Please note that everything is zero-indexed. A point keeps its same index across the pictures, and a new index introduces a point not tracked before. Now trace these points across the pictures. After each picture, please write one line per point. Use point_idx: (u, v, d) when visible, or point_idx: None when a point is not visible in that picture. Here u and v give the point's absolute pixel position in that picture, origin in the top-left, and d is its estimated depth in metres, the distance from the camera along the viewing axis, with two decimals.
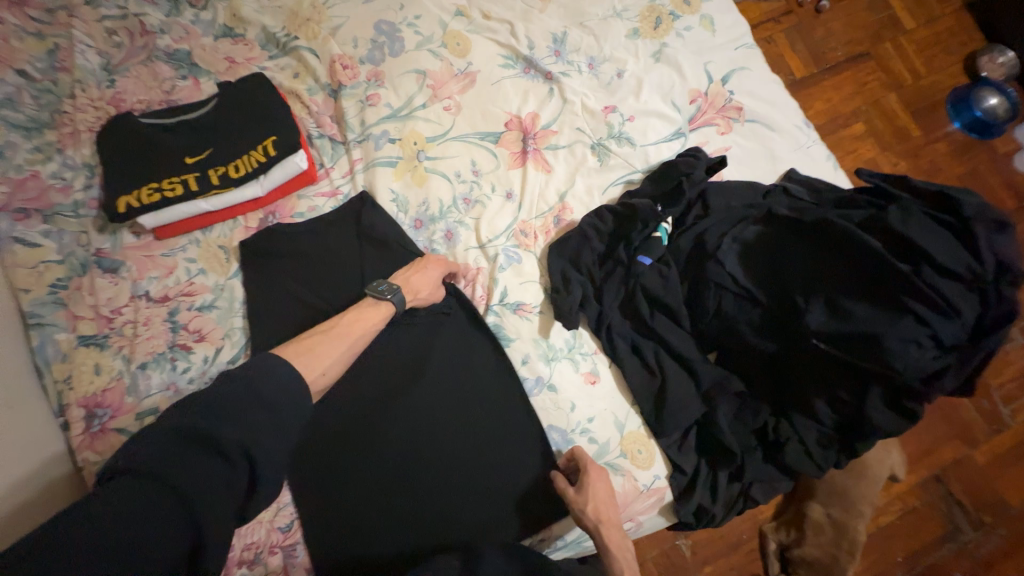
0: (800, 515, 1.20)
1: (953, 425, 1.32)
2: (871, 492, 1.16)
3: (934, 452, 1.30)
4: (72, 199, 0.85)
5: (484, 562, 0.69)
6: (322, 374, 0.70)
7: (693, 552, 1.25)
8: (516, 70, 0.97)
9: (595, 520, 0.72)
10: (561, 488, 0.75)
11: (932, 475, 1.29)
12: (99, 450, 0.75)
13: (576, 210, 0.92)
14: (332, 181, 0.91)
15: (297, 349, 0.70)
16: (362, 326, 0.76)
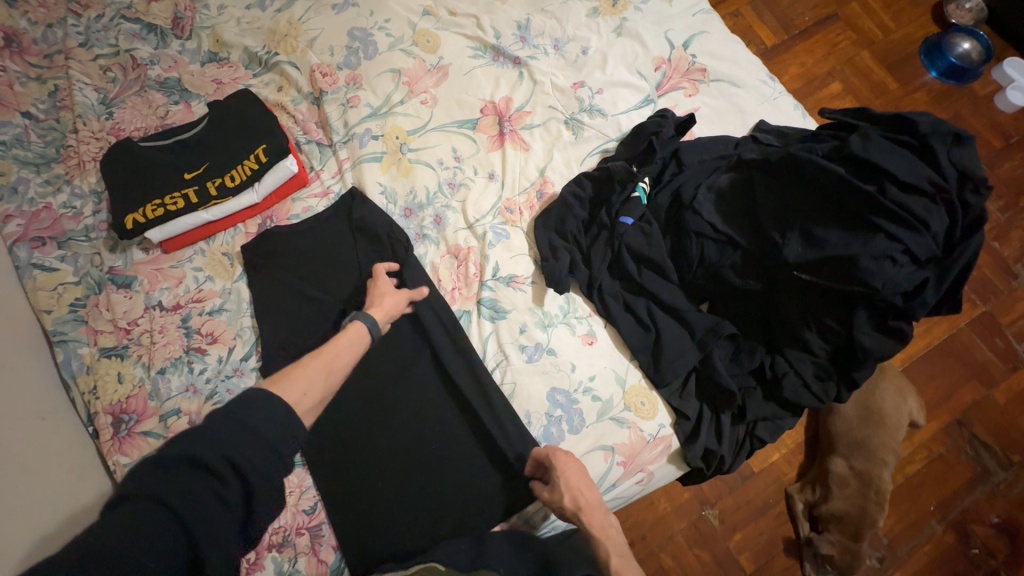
0: (824, 472, 1.19)
1: (968, 368, 1.31)
2: (892, 440, 1.15)
3: (954, 396, 1.30)
4: (83, 225, 0.91)
5: (493, 546, 0.75)
6: (303, 395, 0.68)
7: (721, 522, 1.24)
8: (485, 59, 1.02)
9: (574, 508, 0.74)
10: (538, 493, 0.77)
11: (953, 419, 1.28)
12: (128, 453, 0.79)
13: (557, 183, 0.96)
14: (323, 181, 0.96)
15: (293, 366, 0.71)
16: (344, 344, 0.77)
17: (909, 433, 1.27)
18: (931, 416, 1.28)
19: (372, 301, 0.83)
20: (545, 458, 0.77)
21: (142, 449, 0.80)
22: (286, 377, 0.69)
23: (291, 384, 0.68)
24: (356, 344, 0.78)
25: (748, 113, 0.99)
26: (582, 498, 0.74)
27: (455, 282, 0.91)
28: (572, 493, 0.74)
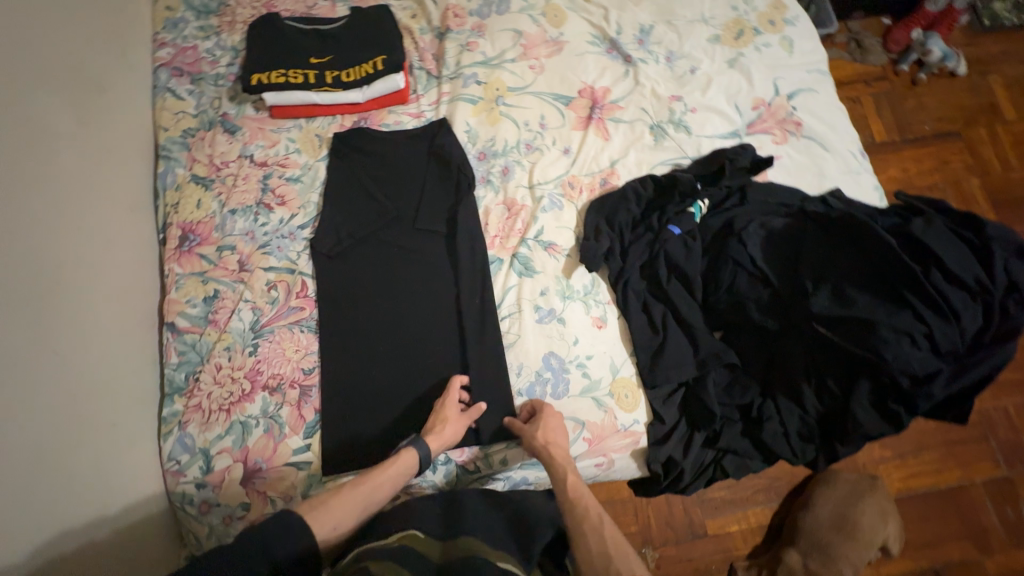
0: (775, 560, 1.17)
1: (966, 525, 1.24)
2: (857, 557, 1.11)
3: (940, 547, 1.23)
4: (215, 72, 1.04)
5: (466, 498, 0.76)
6: (333, 530, 0.65)
7: (657, 567, 1.22)
8: (600, 48, 1.08)
9: (543, 441, 0.78)
10: (514, 428, 0.82)
11: (930, 568, 1.22)
12: (184, 265, 0.91)
13: (622, 177, 1.00)
14: (420, 105, 1.05)
15: (336, 491, 0.68)
16: (395, 471, 0.73)
17: (879, 561, 1.22)
18: (909, 553, 1.22)
19: (434, 425, 0.80)
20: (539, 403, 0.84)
21: (195, 267, 0.92)
22: (324, 506, 0.66)
23: (327, 517, 0.65)
24: (404, 472, 0.74)
25: (826, 176, 1.00)
26: (554, 440, 0.79)
27: (501, 231, 0.97)
28: (549, 429, 0.80)
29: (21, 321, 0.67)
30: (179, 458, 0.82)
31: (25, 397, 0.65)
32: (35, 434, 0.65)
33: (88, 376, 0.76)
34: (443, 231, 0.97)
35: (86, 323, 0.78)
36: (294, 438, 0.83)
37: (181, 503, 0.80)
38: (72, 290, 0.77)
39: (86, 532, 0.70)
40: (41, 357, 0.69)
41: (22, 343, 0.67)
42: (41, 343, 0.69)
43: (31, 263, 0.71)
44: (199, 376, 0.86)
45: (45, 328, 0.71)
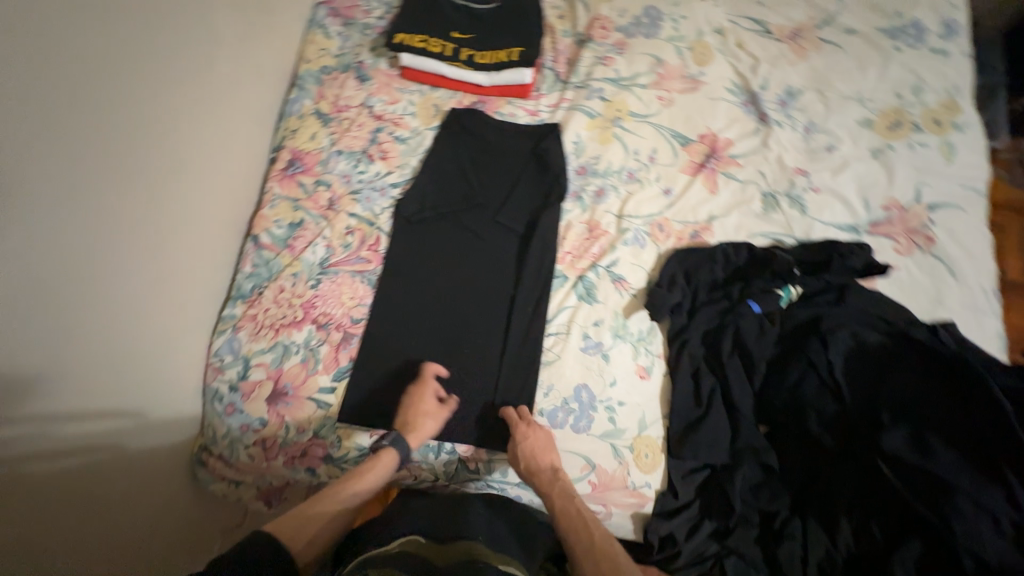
0: None
1: None
2: None
3: None
4: (365, 21, 1.11)
5: (469, 504, 0.76)
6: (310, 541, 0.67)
7: None
8: (737, 99, 1.03)
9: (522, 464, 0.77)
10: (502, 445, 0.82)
11: None
12: (283, 187, 0.98)
13: (716, 235, 0.95)
14: (538, 104, 1.05)
15: (310, 502, 0.70)
16: (365, 481, 0.75)
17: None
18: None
19: (412, 422, 0.81)
20: (516, 411, 0.83)
21: (291, 192, 0.98)
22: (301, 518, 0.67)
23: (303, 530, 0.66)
24: (378, 478, 0.76)
25: (944, 304, 0.89)
26: (535, 459, 0.77)
27: (575, 250, 0.96)
28: (532, 456, 0.77)
29: (144, 194, 0.74)
30: (223, 356, 0.89)
31: (127, 260, 0.72)
32: (123, 296, 0.72)
33: (176, 259, 0.83)
34: (519, 231, 0.97)
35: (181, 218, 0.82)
36: (323, 376, 0.87)
37: (213, 397, 0.88)
38: (188, 179, 0.84)
39: (124, 417, 0.74)
40: (148, 229, 0.76)
41: (139, 214, 0.74)
42: (153, 218, 0.77)
43: (162, 139, 0.77)
44: (263, 290, 0.92)
45: (159, 205, 0.78)
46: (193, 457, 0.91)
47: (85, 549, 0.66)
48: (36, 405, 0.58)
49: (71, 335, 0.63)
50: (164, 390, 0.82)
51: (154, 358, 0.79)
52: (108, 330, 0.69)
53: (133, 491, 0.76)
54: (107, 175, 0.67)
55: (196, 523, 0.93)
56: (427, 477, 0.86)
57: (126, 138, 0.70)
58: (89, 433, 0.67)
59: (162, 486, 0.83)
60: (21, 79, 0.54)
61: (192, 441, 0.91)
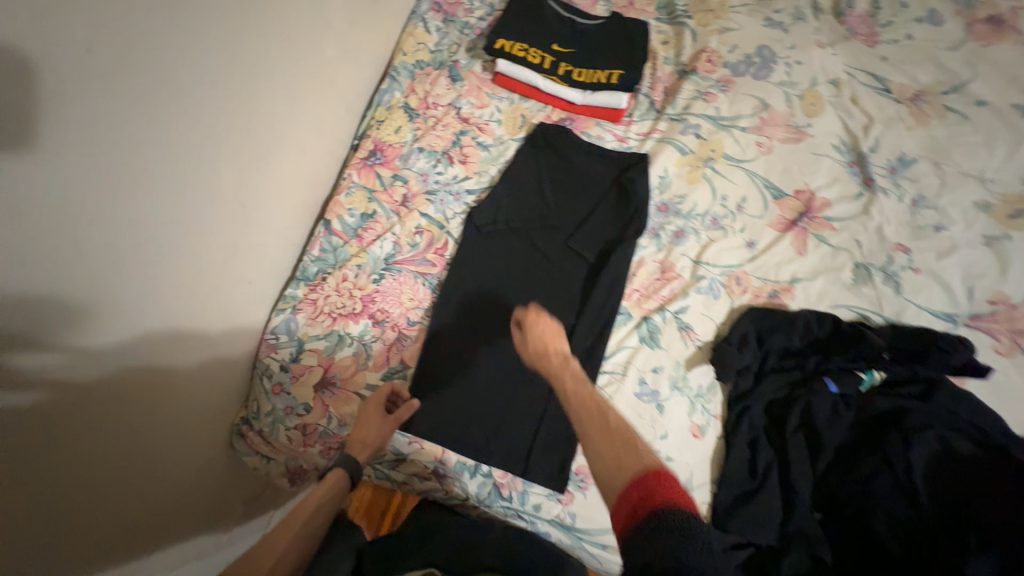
0: None
1: None
2: None
3: None
4: (466, 20, 1.09)
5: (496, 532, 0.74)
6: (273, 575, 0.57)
7: None
8: (842, 158, 0.96)
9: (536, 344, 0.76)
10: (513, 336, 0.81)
11: None
12: (361, 176, 0.97)
13: (796, 299, 0.90)
14: (628, 131, 1.02)
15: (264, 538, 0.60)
16: (319, 499, 0.67)
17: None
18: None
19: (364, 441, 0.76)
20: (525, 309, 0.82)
21: (368, 183, 0.97)
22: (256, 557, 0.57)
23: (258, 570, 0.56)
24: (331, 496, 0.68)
25: None
26: (549, 341, 0.76)
27: (644, 289, 0.92)
28: (542, 337, 0.77)
29: (232, 158, 0.73)
30: (279, 335, 0.89)
31: (208, 223, 0.71)
32: (199, 257, 0.71)
33: (250, 228, 0.82)
34: (589, 260, 0.94)
35: (266, 194, 0.83)
36: (373, 373, 0.87)
37: (262, 373, 0.88)
38: (275, 153, 0.83)
39: (190, 377, 0.76)
40: (232, 194, 0.75)
41: (225, 178, 0.73)
42: (237, 182, 0.76)
43: (264, 112, 0.78)
44: (326, 276, 0.92)
45: (245, 174, 0.77)
46: (234, 427, 0.92)
47: (108, 491, 0.64)
48: (101, 348, 0.57)
49: (147, 290, 0.62)
50: (222, 359, 0.82)
51: (224, 324, 0.80)
52: (181, 288, 0.69)
53: (169, 446, 0.74)
54: (202, 133, 0.66)
55: (211, 490, 0.90)
56: (457, 494, 0.85)
57: (227, 103, 0.69)
58: (142, 384, 0.65)
59: (207, 447, 0.86)
60: (161, 51, 0.56)
61: (235, 411, 0.92)
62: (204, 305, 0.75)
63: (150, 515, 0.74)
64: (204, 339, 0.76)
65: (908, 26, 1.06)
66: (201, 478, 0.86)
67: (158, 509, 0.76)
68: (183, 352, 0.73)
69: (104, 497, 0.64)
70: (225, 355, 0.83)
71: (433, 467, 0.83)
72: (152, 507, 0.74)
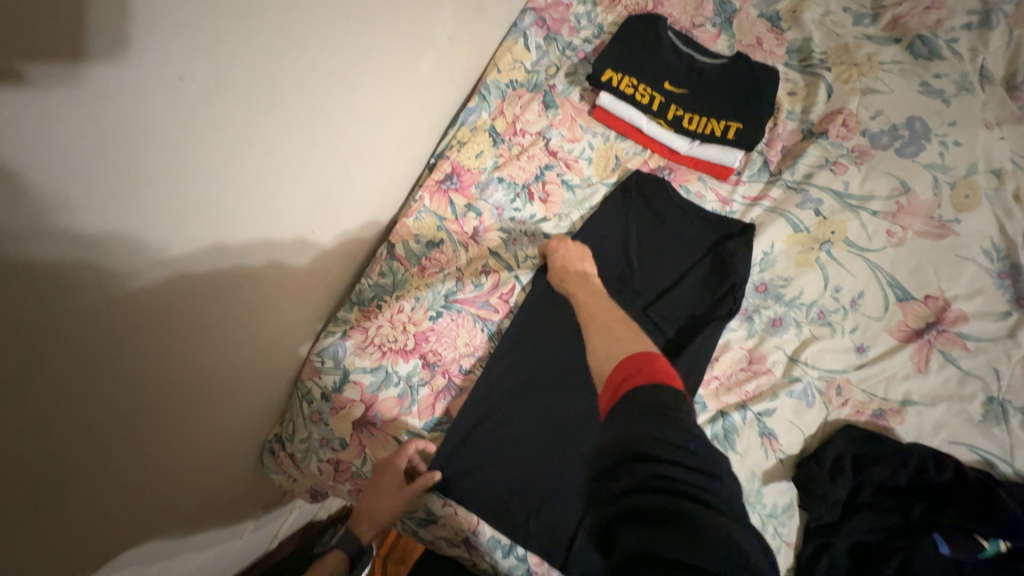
0: None
1: None
2: None
3: None
4: (570, 39, 0.99)
5: None
6: None
7: None
8: (991, 266, 0.81)
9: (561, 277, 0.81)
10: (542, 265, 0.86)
11: None
12: (433, 201, 0.90)
13: (907, 426, 0.77)
14: (733, 192, 0.89)
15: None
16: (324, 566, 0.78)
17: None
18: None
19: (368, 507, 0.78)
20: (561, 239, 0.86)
21: (440, 209, 0.90)
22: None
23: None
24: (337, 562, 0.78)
25: None
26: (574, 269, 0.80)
27: (727, 379, 0.81)
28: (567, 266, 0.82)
29: (298, 159, 0.64)
30: (325, 359, 0.83)
31: (257, 226, 0.61)
32: (244, 261, 0.61)
33: (308, 243, 0.74)
34: (668, 335, 0.82)
35: (330, 214, 0.76)
36: (416, 420, 0.80)
37: (302, 397, 0.83)
38: (349, 163, 0.75)
39: (228, 401, 0.71)
40: (292, 202, 0.66)
41: (286, 181, 0.63)
42: (300, 188, 0.66)
43: (344, 129, 0.70)
44: (381, 305, 0.86)
45: (309, 182, 0.68)
46: (266, 444, 0.87)
47: (103, 500, 0.54)
48: (118, 348, 0.48)
49: (177, 293, 0.52)
50: (257, 377, 0.75)
51: (270, 346, 0.75)
52: (217, 293, 0.58)
53: (180, 455, 0.65)
54: (271, 136, 0.58)
55: (221, 504, 0.82)
56: (485, 568, 0.78)
57: (302, 93, 0.60)
58: (159, 386, 0.56)
59: (237, 463, 0.82)
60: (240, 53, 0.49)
61: (268, 428, 0.87)
62: (242, 313, 0.65)
63: (148, 527, 0.65)
64: (249, 358, 0.71)
65: None
66: (212, 492, 0.77)
67: (159, 523, 0.67)
68: (219, 359, 0.65)
69: (134, 517, 0.61)
70: (257, 368, 0.75)
71: (464, 536, 0.76)
72: (151, 519, 0.64)
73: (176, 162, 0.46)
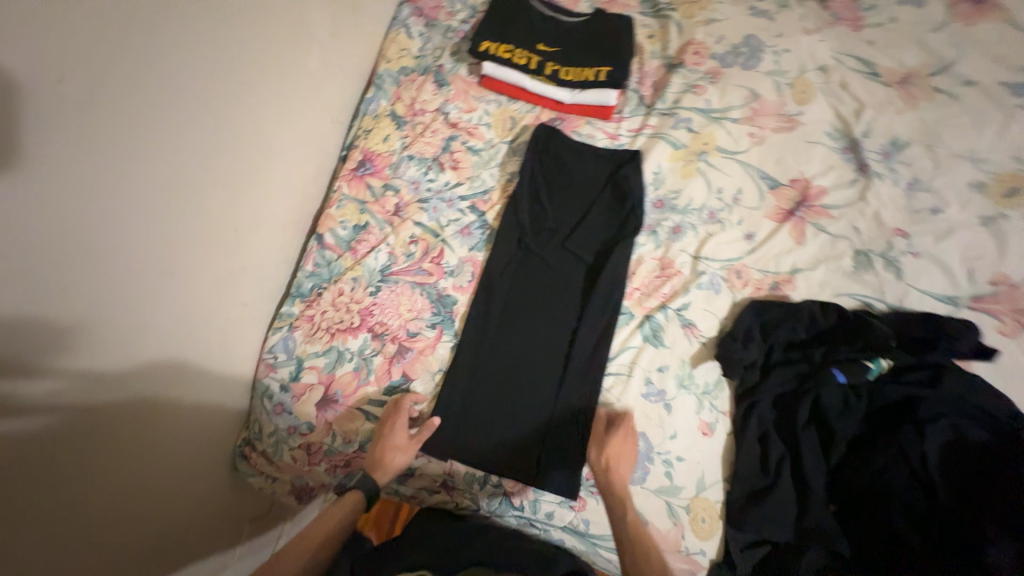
0: None
1: None
2: None
3: None
4: (448, 23, 1.08)
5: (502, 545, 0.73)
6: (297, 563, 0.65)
7: None
8: (835, 144, 0.96)
9: (602, 464, 0.77)
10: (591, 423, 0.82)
11: None
12: (351, 187, 0.96)
13: (798, 291, 0.88)
14: (619, 127, 1.00)
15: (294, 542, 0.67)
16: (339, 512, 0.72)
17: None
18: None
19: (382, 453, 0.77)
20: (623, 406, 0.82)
21: (359, 194, 0.95)
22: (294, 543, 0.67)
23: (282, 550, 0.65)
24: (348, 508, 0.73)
25: None
26: (617, 466, 0.77)
27: (646, 287, 0.90)
28: (613, 457, 0.77)
29: (205, 153, 0.68)
30: (277, 354, 0.86)
31: (172, 217, 0.64)
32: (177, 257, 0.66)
33: (235, 240, 0.78)
34: (587, 260, 0.92)
35: (253, 211, 0.81)
36: (375, 389, 0.84)
37: (262, 395, 0.85)
38: (260, 160, 0.81)
39: (195, 402, 0.75)
40: (210, 198, 0.71)
41: (197, 174, 0.67)
42: (213, 182, 0.71)
43: (249, 126, 0.76)
44: (321, 292, 0.90)
45: (218, 176, 0.72)
46: (236, 450, 0.89)
47: (59, 499, 0.55)
48: (46, 335, 0.49)
49: (102, 284, 0.55)
50: (208, 377, 0.77)
51: (223, 345, 0.79)
52: (147, 284, 0.61)
53: (136, 458, 0.66)
54: (184, 138, 0.64)
55: (205, 512, 0.84)
56: (468, 506, 0.84)
57: (194, 88, 0.64)
58: (100, 380, 0.57)
59: (215, 468, 0.85)
60: (133, 55, 0.54)
61: (236, 433, 0.89)
62: (174, 307, 0.67)
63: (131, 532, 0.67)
64: (201, 357, 0.75)
65: (891, 9, 1.06)
66: (194, 498, 0.80)
67: (142, 528, 0.70)
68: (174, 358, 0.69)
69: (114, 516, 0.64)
70: (208, 368, 0.76)
71: (442, 480, 0.82)
72: (130, 522, 0.67)
73: (74, 151, 0.49)
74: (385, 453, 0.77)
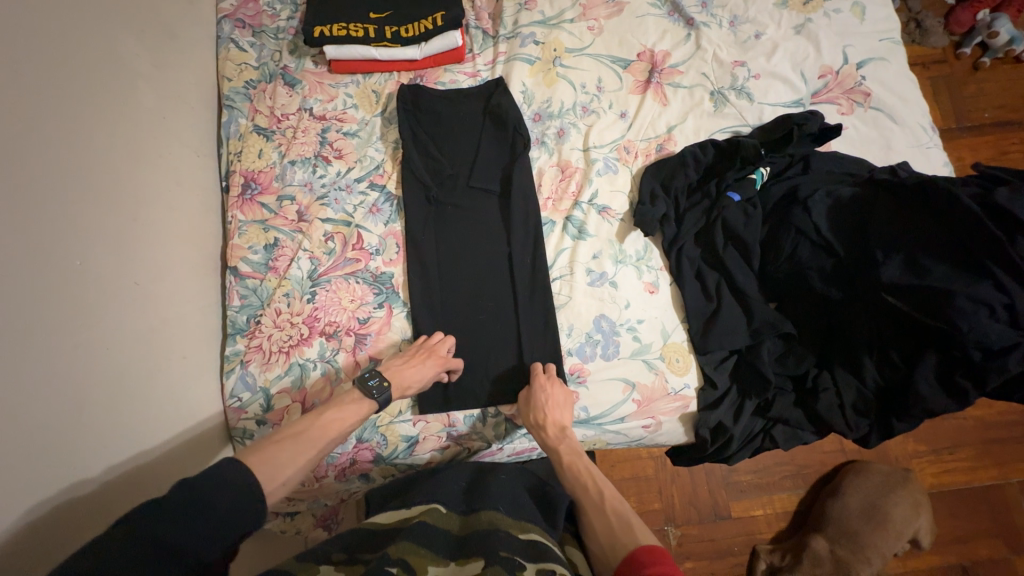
0: (800, 545, 1.11)
1: (996, 521, 1.17)
2: (887, 545, 1.07)
3: (969, 543, 1.16)
4: (275, 25, 1.06)
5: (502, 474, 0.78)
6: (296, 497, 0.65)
7: (679, 543, 1.16)
8: (661, 11, 1.06)
9: (539, 424, 0.79)
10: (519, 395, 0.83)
11: (960, 564, 1.14)
12: (246, 213, 0.94)
13: (679, 143, 0.98)
14: (475, 65, 1.05)
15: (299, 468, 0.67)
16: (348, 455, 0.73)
17: (907, 552, 1.15)
18: (938, 549, 1.16)
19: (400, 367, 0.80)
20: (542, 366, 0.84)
21: (256, 215, 0.94)
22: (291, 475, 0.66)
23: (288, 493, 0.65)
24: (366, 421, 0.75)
25: (893, 149, 0.96)
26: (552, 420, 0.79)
27: (556, 192, 0.96)
28: (549, 410, 0.79)
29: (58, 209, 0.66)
30: (240, 395, 0.84)
31: (46, 280, 0.62)
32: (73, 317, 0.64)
33: (139, 293, 0.76)
34: (495, 189, 0.97)
35: (146, 261, 0.79)
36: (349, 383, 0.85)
37: (242, 437, 0.84)
38: (132, 208, 0.78)
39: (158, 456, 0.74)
40: (88, 256, 0.69)
41: (58, 232, 0.65)
42: (85, 239, 0.69)
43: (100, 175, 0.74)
44: (259, 319, 0.88)
45: (90, 231, 0.70)
46: None
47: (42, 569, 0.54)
48: None
49: None
50: (167, 430, 0.76)
51: (168, 398, 0.77)
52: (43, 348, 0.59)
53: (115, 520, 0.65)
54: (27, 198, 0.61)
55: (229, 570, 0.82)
56: (479, 446, 0.88)
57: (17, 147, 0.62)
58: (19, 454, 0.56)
59: None
60: None
61: None
62: (88, 368, 0.65)
63: None
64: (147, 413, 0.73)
65: None
66: None
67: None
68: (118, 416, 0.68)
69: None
70: (162, 421, 0.76)
71: (445, 434, 0.86)
72: None
73: None
74: (408, 367, 0.80)
